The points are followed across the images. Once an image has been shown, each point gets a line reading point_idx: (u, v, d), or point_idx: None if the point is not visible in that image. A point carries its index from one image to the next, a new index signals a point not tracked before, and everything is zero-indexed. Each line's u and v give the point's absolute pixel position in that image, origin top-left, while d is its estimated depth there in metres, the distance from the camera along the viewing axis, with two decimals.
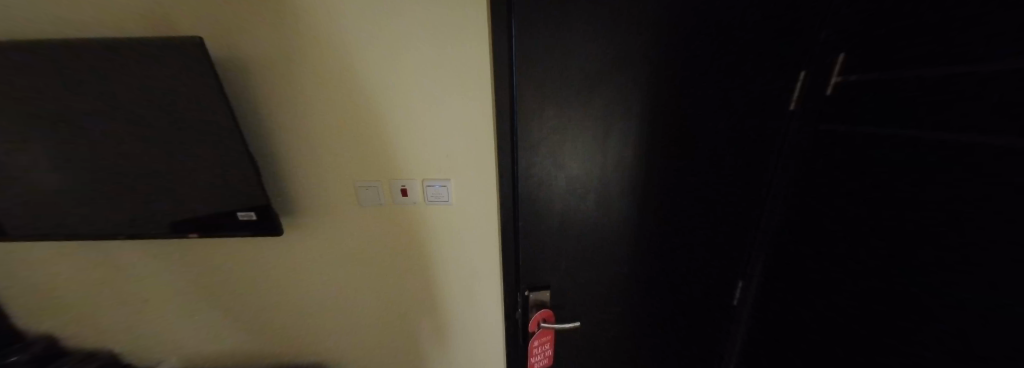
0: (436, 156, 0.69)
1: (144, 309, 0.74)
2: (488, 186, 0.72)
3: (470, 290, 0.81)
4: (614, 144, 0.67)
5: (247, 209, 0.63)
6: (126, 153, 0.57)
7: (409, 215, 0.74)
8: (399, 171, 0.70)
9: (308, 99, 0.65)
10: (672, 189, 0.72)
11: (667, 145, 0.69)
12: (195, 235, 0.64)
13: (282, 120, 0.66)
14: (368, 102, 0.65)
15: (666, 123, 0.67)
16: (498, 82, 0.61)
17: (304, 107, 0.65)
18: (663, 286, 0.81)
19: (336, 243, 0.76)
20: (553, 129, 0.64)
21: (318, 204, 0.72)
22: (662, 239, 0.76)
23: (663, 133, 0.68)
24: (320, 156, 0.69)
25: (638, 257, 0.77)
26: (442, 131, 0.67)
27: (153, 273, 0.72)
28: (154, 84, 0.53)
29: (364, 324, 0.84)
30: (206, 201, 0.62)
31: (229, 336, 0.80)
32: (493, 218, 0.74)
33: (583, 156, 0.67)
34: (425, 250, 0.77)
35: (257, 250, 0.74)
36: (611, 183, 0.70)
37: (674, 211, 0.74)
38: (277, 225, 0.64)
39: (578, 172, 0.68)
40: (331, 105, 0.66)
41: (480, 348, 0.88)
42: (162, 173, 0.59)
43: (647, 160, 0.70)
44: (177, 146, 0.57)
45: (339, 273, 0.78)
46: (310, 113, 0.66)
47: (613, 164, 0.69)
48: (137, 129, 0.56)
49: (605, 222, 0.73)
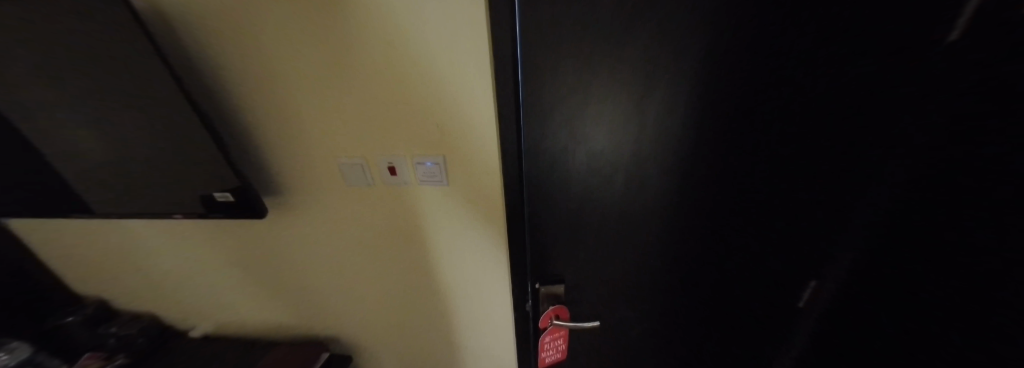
0: (425, 130, 0.58)
1: (176, 278, 0.78)
2: (489, 164, 0.60)
3: (476, 276, 0.75)
4: (648, 111, 0.50)
5: (223, 190, 0.60)
6: (124, 129, 0.56)
7: (401, 196, 0.66)
8: (385, 148, 0.60)
9: (271, 66, 0.54)
10: (724, 173, 0.54)
11: (724, 115, 0.49)
12: (179, 216, 0.65)
13: (248, 91, 0.58)
14: (337, 67, 0.53)
15: (728, 82, 0.47)
16: (496, 26, 0.45)
17: (269, 76, 0.56)
18: (699, 285, 0.67)
19: (331, 224, 0.71)
20: (564, 94, 0.48)
21: (305, 183, 0.66)
22: (702, 232, 0.61)
23: (721, 97, 0.48)
24: (297, 131, 0.61)
25: (670, 251, 0.63)
26: (428, 98, 0.55)
27: (171, 247, 0.75)
28: (114, 54, 0.48)
29: (372, 303, 0.83)
30: (197, 182, 0.60)
31: (250, 307, 0.83)
32: (496, 201, 0.64)
33: (603, 129, 0.51)
34: (424, 234, 0.70)
35: (257, 229, 0.72)
36: (641, 163, 0.55)
37: (722, 200, 0.57)
38: (259, 207, 0.61)
39: (598, 147, 0.53)
40: (297, 69, 0.54)
41: (489, 333, 0.83)
42: (155, 152, 0.58)
43: (694, 135, 0.51)
44: (163, 121, 0.54)
45: (339, 254, 0.75)
46: (277, 82, 0.56)
47: (644, 138, 0.52)
48: (116, 105, 0.53)
49: (631, 209, 0.58)
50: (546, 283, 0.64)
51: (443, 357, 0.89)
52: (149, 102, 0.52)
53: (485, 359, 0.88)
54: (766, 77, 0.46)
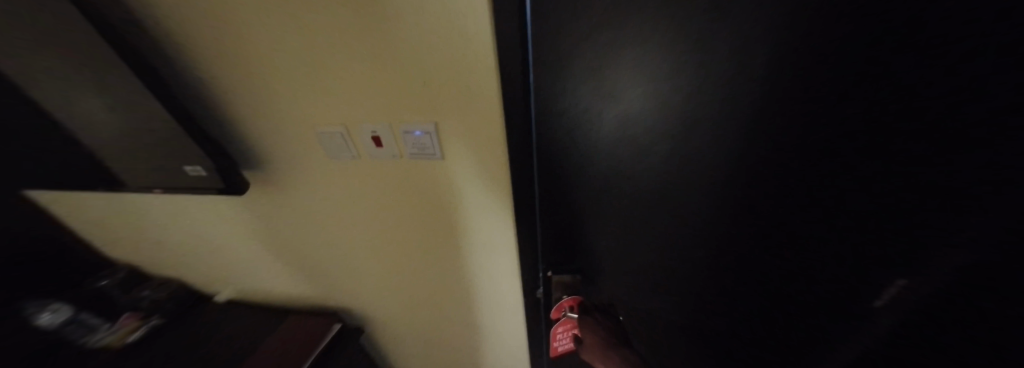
0: (411, 90, 0.47)
1: (193, 249, 0.81)
2: (490, 133, 0.48)
3: (482, 260, 0.68)
4: (708, 57, 0.35)
5: (193, 163, 0.55)
6: (100, 100, 0.52)
7: (392, 171, 0.58)
8: (366, 113, 0.51)
9: (232, 15, 0.46)
10: (803, 163, 0.38)
11: (819, 74, 0.33)
12: (160, 191, 0.63)
13: (210, 49, 0.50)
14: (301, 10, 0.43)
15: (830, 14, 0.30)
16: None
17: (231, 28, 0.47)
18: (743, 303, 0.52)
19: (324, 201, 0.66)
20: (585, 33, 0.37)
21: (291, 156, 0.60)
22: (756, 237, 0.46)
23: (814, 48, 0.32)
24: (271, 95, 0.53)
25: (712, 252, 0.49)
26: (406, 48, 0.43)
27: (179, 219, 0.75)
28: (59, 11, 0.43)
29: (382, 279, 0.80)
30: (174, 158, 0.56)
31: (266, 278, 0.85)
32: (500, 179, 0.53)
33: (633, 83, 0.39)
34: (423, 212, 0.63)
35: (256, 204, 0.70)
36: (690, 129, 0.40)
37: (795, 199, 0.40)
38: (237, 184, 0.59)
39: (627, 109, 0.41)
40: (256, 18, 0.45)
41: (498, 316, 0.78)
42: (131, 126, 0.54)
43: (766, 101, 0.36)
44: (130, 89, 0.49)
45: (336, 230, 0.72)
46: (237, 35, 0.47)
47: (695, 97, 0.38)
48: (84, 74, 0.49)
49: (665, 191, 0.46)
50: (557, 271, 0.58)
51: (453, 334, 0.88)
52: (112, 67, 0.47)
53: (496, 341, 0.84)
54: (922, 8, 0.28)
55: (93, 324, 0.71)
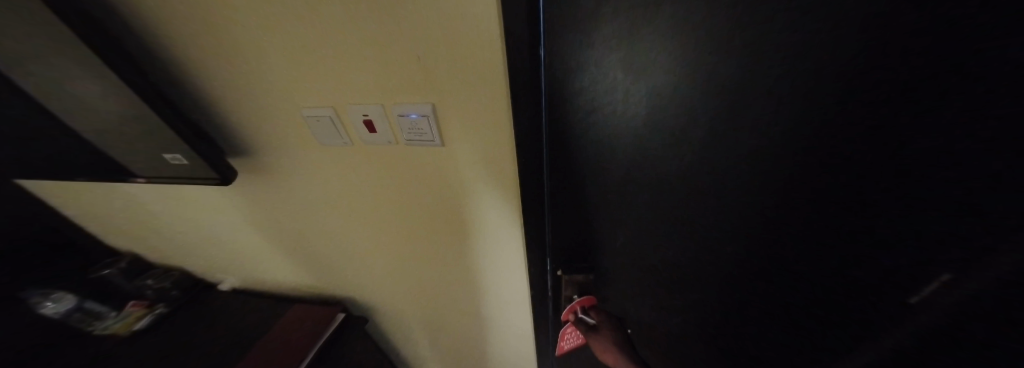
0: (404, 65, 0.41)
1: (193, 239, 0.79)
2: (493, 115, 0.43)
3: (485, 251, 0.65)
4: (753, 17, 0.29)
5: (171, 152, 0.52)
6: (63, 82, 0.47)
7: (389, 157, 0.54)
8: (356, 93, 0.46)
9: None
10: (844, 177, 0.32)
11: (882, 73, 0.27)
12: (145, 180, 0.60)
13: (182, 30, 0.45)
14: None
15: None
16: None
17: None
18: (759, 322, 0.47)
19: (322, 190, 0.63)
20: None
21: (282, 143, 0.57)
22: (775, 256, 0.40)
23: (879, 42, 0.26)
24: (252, 78, 0.48)
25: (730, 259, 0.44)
26: (397, 20, 0.38)
27: (175, 210, 0.74)
28: None
29: (383, 269, 0.79)
30: (156, 150, 0.52)
31: (267, 267, 0.84)
32: (506, 169, 0.49)
33: (652, 54, 0.34)
34: (424, 202, 0.60)
35: (252, 193, 0.67)
36: (724, 109, 0.34)
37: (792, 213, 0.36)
38: (225, 173, 0.55)
39: (644, 84, 0.36)
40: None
41: (504, 308, 0.76)
42: (104, 117, 0.50)
43: (806, 98, 0.31)
44: (93, 77, 0.44)
45: (335, 220, 0.69)
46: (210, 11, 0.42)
47: (731, 68, 0.32)
48: (43, 61, 0.44)
49: (690, 186, 0.41)
50: (568, 269, 0.55)
51: (459, 323, 0.87)
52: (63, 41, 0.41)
53: (502, 332, 0.83)
54: None
55: (99, 312, 0.70)
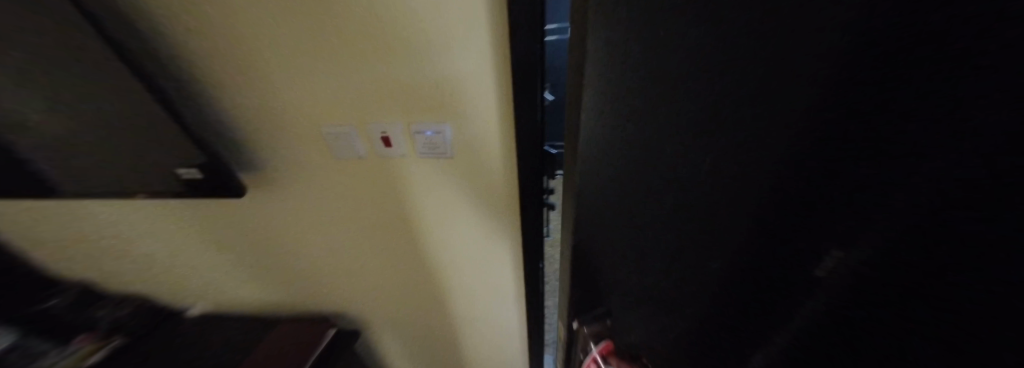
0: (425, 88, 0.46)
1: (159, 261, 0.74)
2: (495, 128, 0.49)
3: (482, 260, 0.69)
4: (673, 57, 0.20)
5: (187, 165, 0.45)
6: (14, 97, 0.43)
7: (399, 172, 0.55)
8: (377, 111, 0.48)
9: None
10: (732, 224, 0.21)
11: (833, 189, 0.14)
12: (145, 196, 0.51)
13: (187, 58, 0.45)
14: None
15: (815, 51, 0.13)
16: None
17: (195, 9, 0.41)
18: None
19: (312, 207, 0.62)
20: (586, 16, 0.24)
21: (277, 166, 0.56)
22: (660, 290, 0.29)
23: (817, 85, 0.14)
24: (260, 100, 0.48)
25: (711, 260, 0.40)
26: (421, 52, 0.43)
27: (147, 231, 0.70)
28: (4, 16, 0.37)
29: (372, 285, 0.78)
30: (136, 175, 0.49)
31: (245, 289, 0.80)
32: (510, 182, 0.54)
33: (602, 101, 0.25)
34: (424, 214, 0.62)
35: (230, 212, 0.64)
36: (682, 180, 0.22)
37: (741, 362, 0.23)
38: (235, 184, 0.47)
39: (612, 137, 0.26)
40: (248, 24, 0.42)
41: (498, 310, 0.80)
42: (81, 141, 0.47)
43: (740, 160, 0.18)
44: (90, 103, 0.43)
45: (322, 236, 0.68)
46: (223, 42, 0.44)
47: (682, 123, 0.20)
48: (24, 86, 0.42)
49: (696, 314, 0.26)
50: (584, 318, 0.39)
51: (451, 333, 0.88)
52: (48, 55, 0.40)
53: (495, 334, 0.87)
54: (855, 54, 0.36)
55: (40, 351, 0.61)
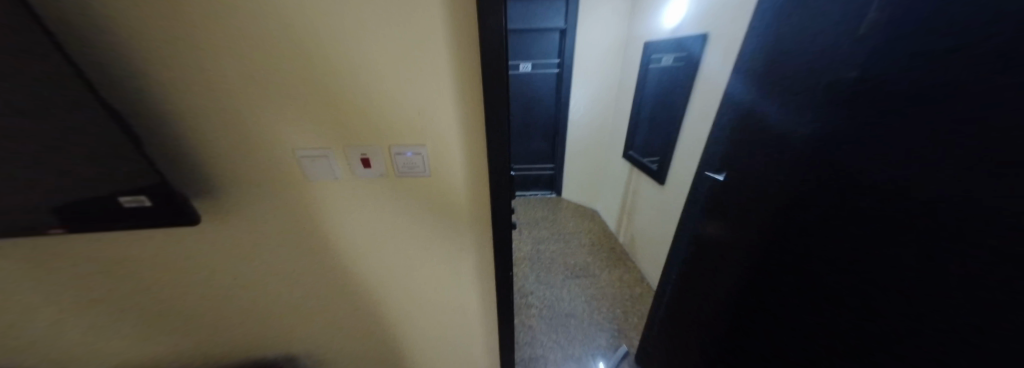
0: (404, 115, 0.49)
1: (37, 318, 0.59)
2: (472, 150, 0.54)
3: (455, 279, 0.70)
4: None
5: (129, 192, 0.40)
6: None
7: (376, 191, 0.56)
8: (356, 134, 0.50)
9: (160, 20, 0.39)
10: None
11: None
12: (63, 230, 0.41)
13: (132, 86, 0.43)
14: (266, 24, 0.41)
15: None
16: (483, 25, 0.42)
17: (151, 32, 0.40)
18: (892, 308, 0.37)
19: (269, 236, 0.58)
20: None
21: (232, 192, 0.53)
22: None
23: None
24: (223, 126, 0.47)
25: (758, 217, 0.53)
26: (400, 84, 0.47)
27: (23, 286, 0.56)
28: None
29: (330, 319, 0.72)
30: (22, 216, 0.40)
31: (164, 342, 0.68)
32: (481, 200, 0.59)
33: None
34: (399, 235, 0.62)
35: (154, 249, 0.56)
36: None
37: None
38: (191, 211, 0.44)
39: None
40: (214, 57, 0.42)
41: (469, 330, 0.80)
42: None
43: None
44: None
45: (275, 269, 0.62)
46: (185, 73, 0.43)
47: None
48: None
49: None
50: None
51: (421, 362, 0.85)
52: None
53: (467, 357, 0.85)
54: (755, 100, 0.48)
55: None
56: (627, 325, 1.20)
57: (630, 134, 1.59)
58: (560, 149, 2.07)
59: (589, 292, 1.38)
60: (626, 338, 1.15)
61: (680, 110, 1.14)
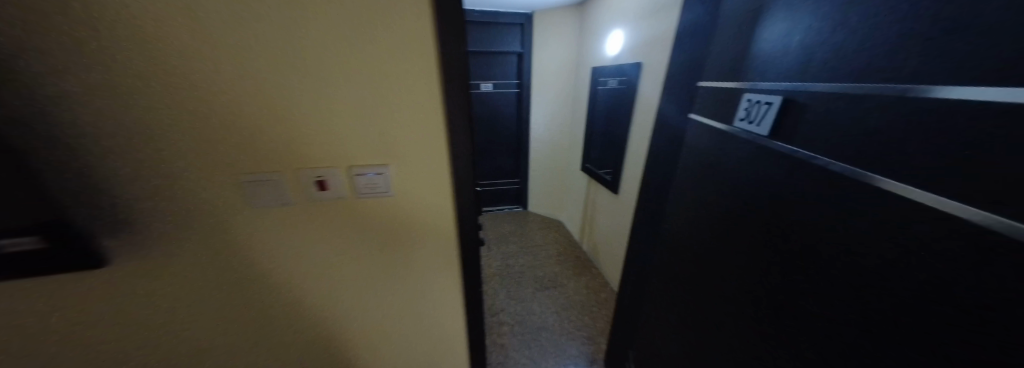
0: (366, 135, 0.49)
1: None
2: (437, 168, 0.54)
3: (422, 302, 0.67)
4: None
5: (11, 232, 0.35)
6: None
7: (334, 216, 0.53)
8: (311, 156, 0.48)
9: (70, 43, 0.35)
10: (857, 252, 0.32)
11: None
12: None
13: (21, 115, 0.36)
14: (205, 45, 0.39)
15: None
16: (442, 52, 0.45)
17: (58, 47, 0.35)
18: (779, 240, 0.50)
19: (202, 272, 0.51)
20: None
21: (157, 227, 0.46)
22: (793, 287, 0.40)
23: None
24: (147, 155, 0.42)
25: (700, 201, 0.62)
26: (361, 106, 0.47)
27: None
28: None
29: (279, 362, 0.64)
30: None
31: None
32: (447, 218, 0.59)
33: None
34: (359, 259, 0.59)
35: (44, 303, 0.46)
36: (946, 164, 0.26)
37: None
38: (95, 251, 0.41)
39: None
40: (139, 81, 0.38)
41: (440, 355, 0.76)
42: None
43: None
44: None
45: (207, 309, 0.54)
46: (98, 98, 0.38)
47: None
48: None
49: None
50: None
51: None
52: None
53: None
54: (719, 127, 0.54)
55: None
56: (595, 332, 1.24)
57: (585, 148, 1.72)
58: (523, 164, 2.15)
59: (558, 302, 1.41)
60: (595, 344, 1.19)
61: (626, 127, 1.28)
